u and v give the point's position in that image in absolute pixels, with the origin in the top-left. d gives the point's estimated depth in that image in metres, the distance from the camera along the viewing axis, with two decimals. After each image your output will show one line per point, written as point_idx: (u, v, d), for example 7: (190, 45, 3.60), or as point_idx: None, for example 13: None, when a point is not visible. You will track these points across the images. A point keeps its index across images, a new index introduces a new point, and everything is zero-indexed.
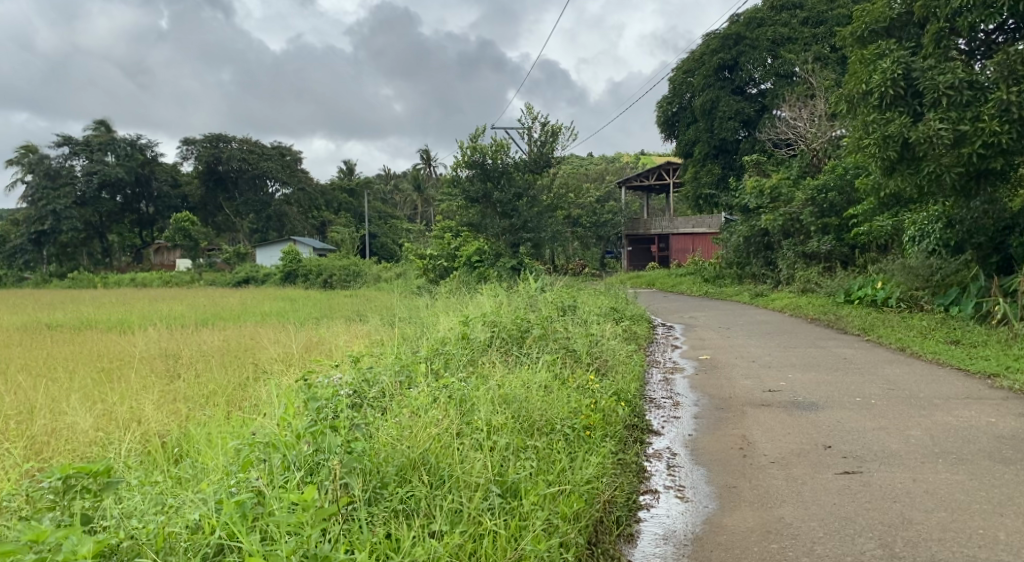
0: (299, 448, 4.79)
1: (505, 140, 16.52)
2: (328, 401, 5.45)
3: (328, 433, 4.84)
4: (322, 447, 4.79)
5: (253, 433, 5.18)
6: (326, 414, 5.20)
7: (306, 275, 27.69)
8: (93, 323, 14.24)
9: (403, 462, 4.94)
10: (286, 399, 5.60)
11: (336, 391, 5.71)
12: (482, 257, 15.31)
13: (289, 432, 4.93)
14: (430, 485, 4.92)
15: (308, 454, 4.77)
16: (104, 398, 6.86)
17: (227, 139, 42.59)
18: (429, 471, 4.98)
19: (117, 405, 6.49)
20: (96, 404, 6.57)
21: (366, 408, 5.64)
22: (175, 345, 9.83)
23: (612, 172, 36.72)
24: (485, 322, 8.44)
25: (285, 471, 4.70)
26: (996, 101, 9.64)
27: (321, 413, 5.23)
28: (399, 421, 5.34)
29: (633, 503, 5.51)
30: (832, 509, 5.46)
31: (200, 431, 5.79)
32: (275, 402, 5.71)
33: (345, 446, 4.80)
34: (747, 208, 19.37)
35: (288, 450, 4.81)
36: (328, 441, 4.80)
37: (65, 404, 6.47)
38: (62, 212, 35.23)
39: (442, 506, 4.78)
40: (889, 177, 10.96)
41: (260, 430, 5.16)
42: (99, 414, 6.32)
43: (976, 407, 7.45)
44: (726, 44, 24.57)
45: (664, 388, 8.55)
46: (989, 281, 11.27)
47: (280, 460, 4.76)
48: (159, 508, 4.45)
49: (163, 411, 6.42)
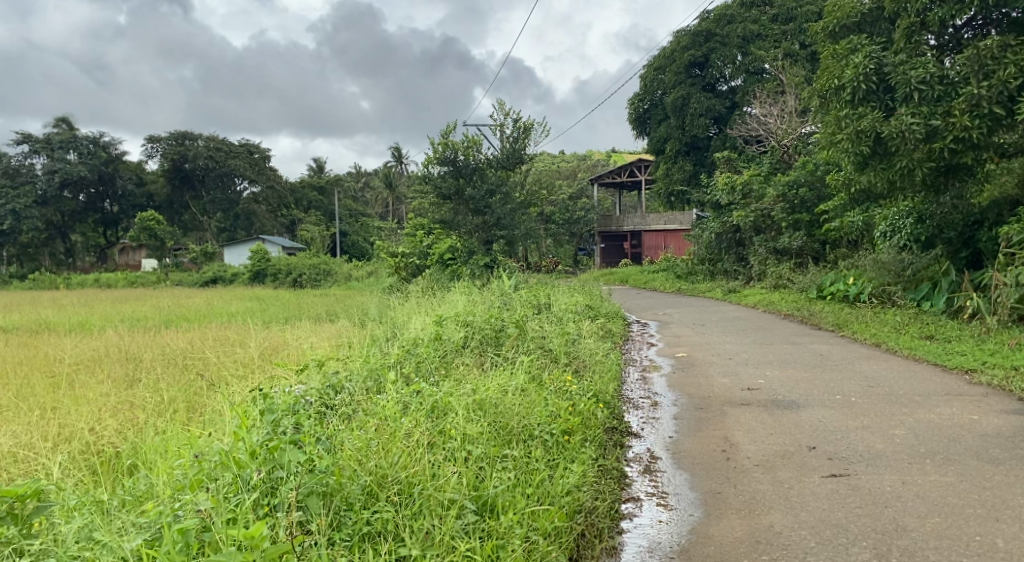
0: (253, 467, 4.47)
1: (478, 136, 16.24)
2: (287, 413, 5.14)
3: (286, 448, 4.53)
4: (281, 464, 4.48)
5: (203, 448, 4.86)
6: (284, 427, 4.88)
7: (275, 275, 27.24)
8: (53, 325, 13.81)
9: (371, 478, 4.66)
10: (241, 410, 5.28)
11: (296, 400, 5.42)
12: (454, 254, 15.08)
13: (243, 446, 4.62)
14: (401, 504, 4.63)
15: (263, 473, 4.45)
16: (57, 408, 6.59)
17: (193, 136, 41.63)
18: (399, 490, 4.68)
19: (68, 415, 6.23)
20: (46, 415, 6.31)
21: (328, 419, 5.35)
22: (136, 349, 9.49)
23: (583, 168, 36.51)
24: (459, 322, 8.21)
25: (237, 493, 4.38)
26: (968, 95, 9.50)
27: (278, 426, 4.92)
28: (366, 432, 5.04)
29: (614, 513, 5.28)
30: (822, 515, 5.27)
31: (153, 444, 5.53)
32: (228, 415, 5.39)
33: (307, 465, 4.50)
34: (719, 204, 19.21)
35: (241, 470, 4.49)
36: (288, 457, 4.48)
37: (14, 417, 6.21)
38: (23, 211, 34.47)
39: (413, 529, 4.49)
40: (861, 172, 10.81)
41: (211, 445, 4.83)
42: (49, 425, 6.06)
43: (957, 404, 7.30)
44: (697, 40, 24.41)
45: (642, 387, 8.34)
46: (960, 276, 11.18)
47: (233, 480, 4.45)
48: (87, 543, 4.15)
49: (117, 421, 6.16)
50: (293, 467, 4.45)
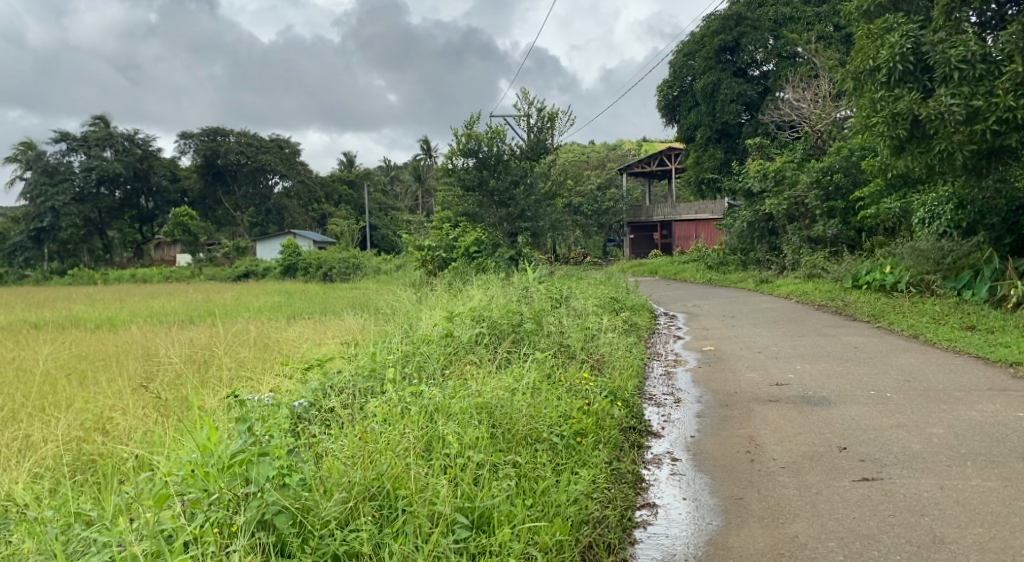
0: (223, 479, 4.22)
1: (502, 127, 15.91)
2: (266, 422, 4.87)
3: (256, 462, 4.28)
4: (252, 479, 4.22)
5: (176, 458, 4.60)
6: (258, 434, 4.59)
7: (306, 269, 27.08)
8: (80, 322, 13.64)
9: (353, 489, 4.35)
10: (220, 419, 5.01)
11: (279, 411, 5.16)
12: (479, 247, 14.56)
13: (213, 457, 4.36)
14: (383, 521, 4.32)
15: (231, 487, 4.17)
16: (70, 405, 6.45)
17: (225, 132, 41.80)
18: (381, 503, 4.38)
19: (82, 413, 6.08)
20: (59, 413, 6.15)
21: (314, 428, 5.06)
22: (152, 344, 9.30)
23: (612, 158, 35.99)
24: (471, 317, 7.84)
25: (202, 512, 4.09)
26: (1012, 73, 9.02)
27: (255, 433, 4.62)
28: (354, 441, 4.74)
29: (627, 521, 4.95)
30: (852, 524, 4.87)
31: (132, 450, 5.25)
32: (210, 420, 5.12)
33: (279, 478, 4.24)
34: (751, 192, 18.58)
35: (209, 484, 4.22)
36: (257, 471, 4.24)
37: (28, 419, 6.07)
38: (61, 208, 34.70)
39: (392, 550, 4.16)
40: (897, 157, 10.29)
41: (183, 457, 4.56)
42: (63, 420, 5.92)
43: (1001, 400, 6.83)
44: (727, 25, 23.77)
45: (665, 383, 7.93)
46: (1003, 263, 10.64)
47: (200, 496, 4.16)
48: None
49: (132, 416, 6.00)
50: (263, 481, 4.20)
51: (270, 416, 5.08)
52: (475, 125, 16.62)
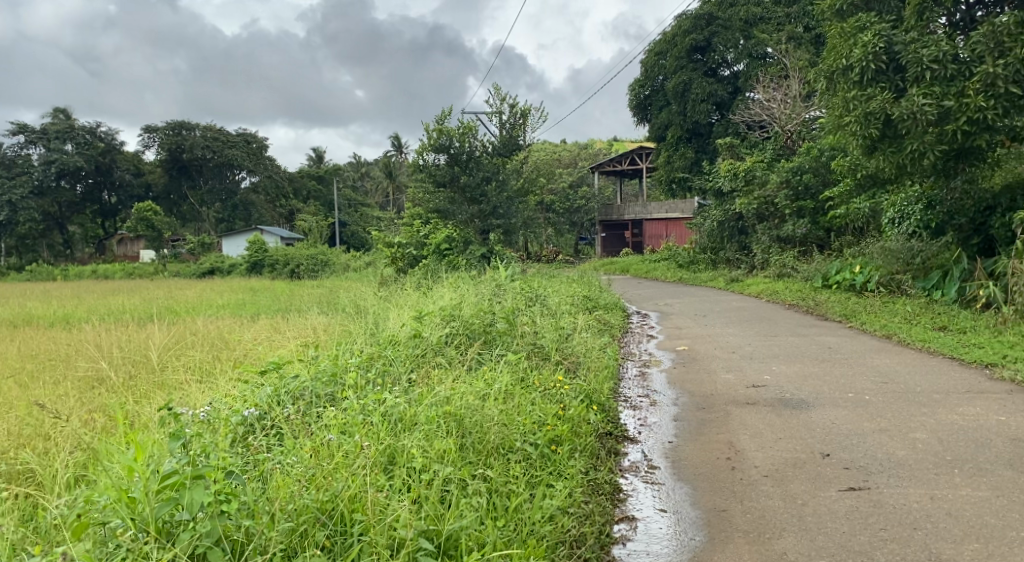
0: (152, 505, 3.88)
1: (473, 122, 15.56)
2: (205, 437, 4.53)
3: (189, 485, 3.94)
4: (183, 505, 3.89)
5: (105, 476, 4.27)
6: (196, 453, 4.25)
7: (273, 266, 26.46)
8: (34, 320, 13.08)
9: (299, 517, 4.07)
10: (159, 434, 4.67)
11: (224, 426, 4.83)
12: (450, 245, 14.13)
13: (141, 480, 4.02)
14: (336, 549, 4.07)
15: (159, 515, 3.87)
16: (10, 408, 6.07)
17: (190, 126, 40.99)
18: (334, 529, 4.12)
19: (19, 416, 5.72)
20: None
21: (262, 444, 4.74)
22: (105, 344, 8.87)
23: (584, 156, 35.78)
24: (441, 317, 7.50)
25: (125, 543, 3.80)
26: (982, 74, 8.84)
27: (191, 450, 4.28)
28: (306, 461, 4.43)
29: (604, 537, 4.68)
30: (842, 540, 4.63)
31: (66, 461, 4.90)
32: (147, 434, 4.77)
33: (214, 505, 3.92)
34: (721, 191, 18.41)
35: (137, 511, 3.89)
36: (190, 496, 3.89)
37: None
38: (19, 202, 33.68)
39: None
40: (869, 156, 10.14)
41: (112, 473, 4.23)
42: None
43: (981, 403, 6.64)
44: (699, 23, 23.60)
45: (639, 385, 7.64)
46: (972, 264, 10.47)
47: (124, 523, 3.86)
48: None
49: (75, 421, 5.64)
50: (196, 509, 3.88)
51: (213, 431, 4.77)
52: (445, 119, 16.25)
